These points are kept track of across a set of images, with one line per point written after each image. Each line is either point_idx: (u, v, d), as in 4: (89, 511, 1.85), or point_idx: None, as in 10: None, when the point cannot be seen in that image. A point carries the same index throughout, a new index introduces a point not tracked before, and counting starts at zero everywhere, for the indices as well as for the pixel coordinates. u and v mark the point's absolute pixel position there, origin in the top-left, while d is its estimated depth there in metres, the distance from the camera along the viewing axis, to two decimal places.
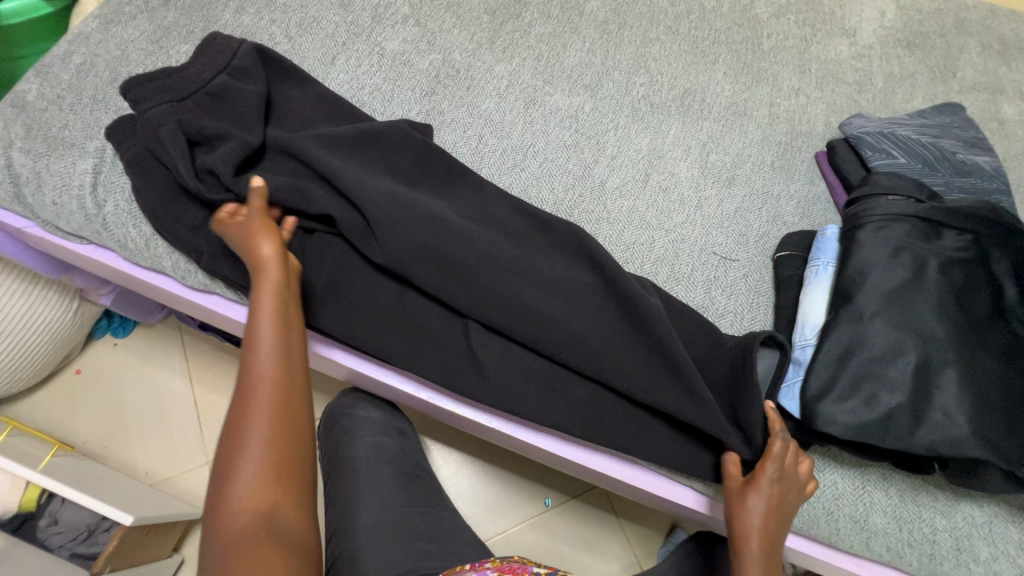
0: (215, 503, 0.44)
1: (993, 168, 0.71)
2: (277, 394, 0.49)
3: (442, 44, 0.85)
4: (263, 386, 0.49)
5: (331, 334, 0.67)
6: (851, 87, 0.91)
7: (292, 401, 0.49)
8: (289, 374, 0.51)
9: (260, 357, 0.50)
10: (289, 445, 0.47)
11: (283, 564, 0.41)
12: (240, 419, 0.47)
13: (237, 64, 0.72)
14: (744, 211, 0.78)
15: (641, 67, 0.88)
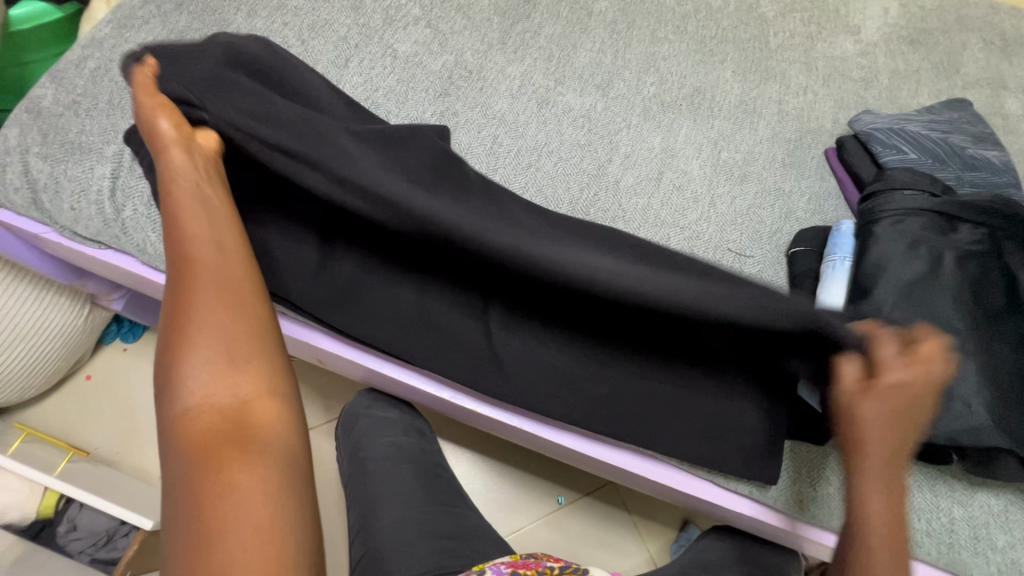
0: (169, 402, 0.43)
1: (1002, 162, 0.72)
2: (217, 282, 0.47)
3: (454, 45, 0.86)
4: (201, 282, 0.47)
5: (353, 336, 0.68)
6: (857, 84, 0.92)
7: (237, 287, 0.48)
8: (227, 260, 0.49)
9: (191, 243, 0.49)
10: (241, 328, 0.47)
11: (248, 450, 0.42)
12: (180, 318, 0.46)
13: None
14: (757, 207, 0.78)
15: (651, 66, 0.89)
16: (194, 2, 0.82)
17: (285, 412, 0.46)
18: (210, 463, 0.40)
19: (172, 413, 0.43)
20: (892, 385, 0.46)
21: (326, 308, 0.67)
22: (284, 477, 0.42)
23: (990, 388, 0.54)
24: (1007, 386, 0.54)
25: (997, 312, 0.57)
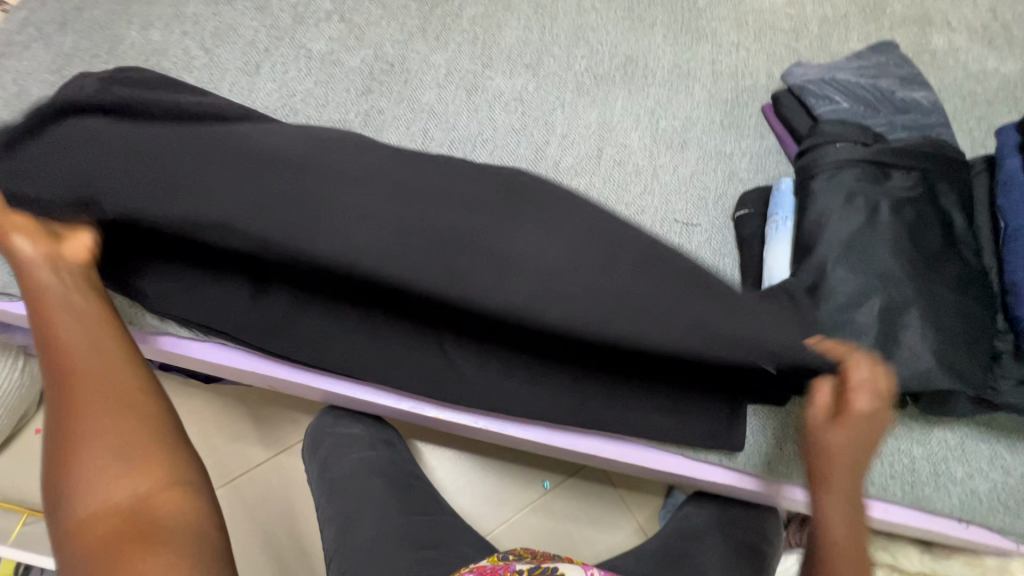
0: (61, 516, 0.40)
1: (931, 102, 0.72)
2: (94, 382, 0.45)
3: (372, 38, 0.81)
4: (77, 382, 0.45)
5: (297, 360, 0.65)
6: (789, 35, 0.91)
7: (117, 383, 0.46)
8: (105, 357, 0.47)
9: (67, 350, 0.47)
10: (130, 415, 0.44)
11: (153, 543, 0.39)
12: (63, 421, 0.44)
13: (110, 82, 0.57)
14: (700, 173, 0.77)
15: (581, 39, 0.86)
16: (79, 20, 0.75)
17: (189, 493, 0.43)
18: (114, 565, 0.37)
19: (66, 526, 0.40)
20: (834, 447, 0.51)
21: (264, 332, 0.63)
22: (204, 559, 0.40)
23: (936, 332, 0.54)
24: (952, 328, 0.54)
25: (937, 255, 0.57)
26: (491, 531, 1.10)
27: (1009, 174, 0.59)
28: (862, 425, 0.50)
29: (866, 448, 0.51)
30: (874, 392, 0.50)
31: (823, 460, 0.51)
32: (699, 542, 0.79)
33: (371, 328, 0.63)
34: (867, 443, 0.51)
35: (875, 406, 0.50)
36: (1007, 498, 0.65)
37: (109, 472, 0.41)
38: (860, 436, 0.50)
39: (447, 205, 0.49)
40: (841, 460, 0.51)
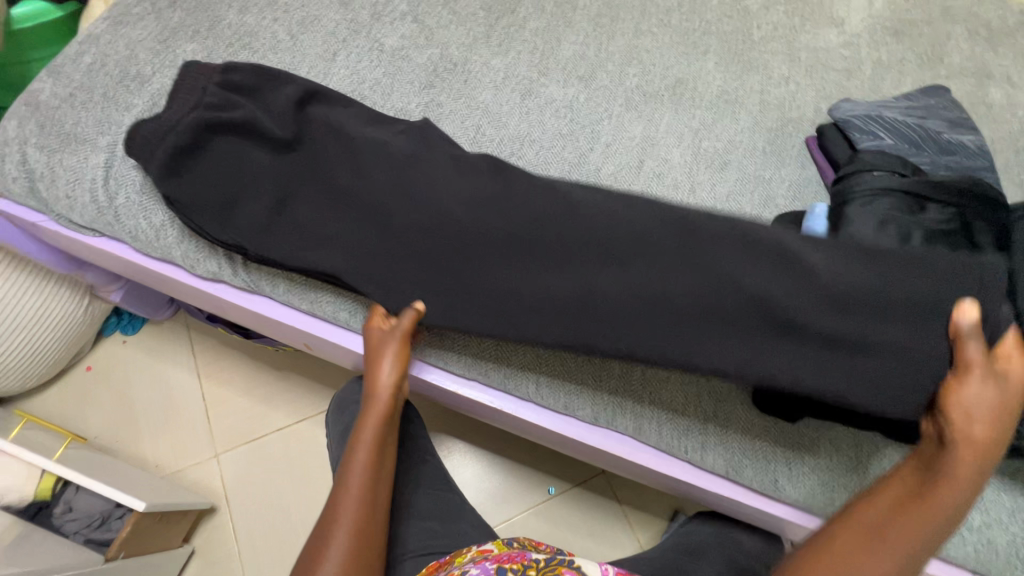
0: None
1: (977, 146, 0.73)
2: (358, 526, 0.57)
3: (440, 39, 0.88)
4: (347, 518, 0.58)
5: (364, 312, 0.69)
6: (840, 74, 0.93)
7: (371, 529, 0.59)
8: (372, 509, 0.60)
9: (353, 490, 0.59)
10: (362, 566, 0.56)
11: None
12: (324, 537, 0.57)
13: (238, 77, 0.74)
14: (736, 194, 0.79)
15: (634, 58, 0.90)
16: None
17: None
18: None
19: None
20: (971, 397, 0.49)
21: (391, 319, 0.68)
22: None
23: None
24: None
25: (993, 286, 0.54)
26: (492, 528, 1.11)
27: None
28: (1006, 401, 0.49)
29: (1006, 415, 0.49)
30: (998, 389, 0.49)
31: (959, 411, 0.49)
32: (697, 559, 0.79)
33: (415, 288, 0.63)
34: (1012, 417, 0.49)
35: (999, 384, 0.49)
36: None
37: None
38: (1002, 406, 0.49)
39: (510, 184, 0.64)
40: (982, 436, 0.48)
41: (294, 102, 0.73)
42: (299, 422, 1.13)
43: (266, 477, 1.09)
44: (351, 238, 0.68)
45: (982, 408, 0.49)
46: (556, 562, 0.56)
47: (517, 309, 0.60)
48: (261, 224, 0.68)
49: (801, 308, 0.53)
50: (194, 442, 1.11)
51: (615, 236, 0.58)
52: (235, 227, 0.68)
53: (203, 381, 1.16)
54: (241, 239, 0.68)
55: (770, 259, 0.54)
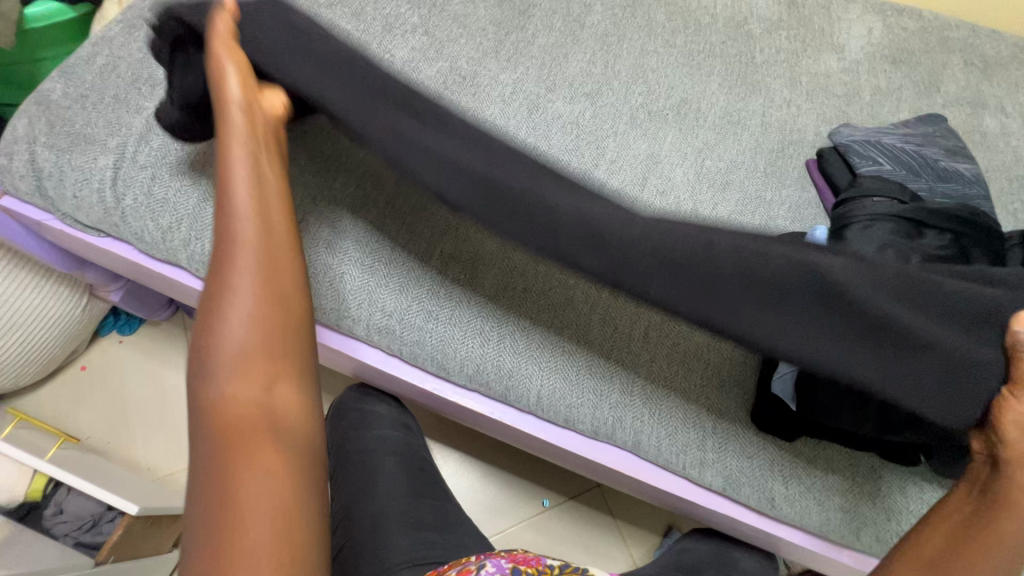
0: (201, 399, 0.45)
1: (972, 175, 0.74)
2: (259, 257, 0.47)
3: (449, 53, 0.89)
4: (240, 250, 0.47)
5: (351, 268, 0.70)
6: (841, 99, 0.95)
7: (286, 303, 0.48)
8: (269, 238, 0.48)
9: (231, 215, 0.48)
10: (287, 303, 0.48)
11: (281, 457, 0.44)
12: (218, 288, 0.46)
13: None
14: (738, 214, 0.81)
15: (639, 77, 0.92)
16: None
17: (299, 452, 0.46)
18: (235, 454, 0.43)
19: (200, 412, 0.45)
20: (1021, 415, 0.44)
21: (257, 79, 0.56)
22: (301, 476, 0.45)
23: None
24: None
25: None
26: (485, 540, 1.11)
27: None
28: None
29: None
30: None
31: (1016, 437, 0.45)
32: None
33: None
34: None
35: None
36: None
37: (252, 374, 0.45)
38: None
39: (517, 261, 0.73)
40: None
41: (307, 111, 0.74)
42: None
43: None
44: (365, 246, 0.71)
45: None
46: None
47: None
48: None
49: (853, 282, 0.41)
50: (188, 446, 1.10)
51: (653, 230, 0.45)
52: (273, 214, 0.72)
53: None
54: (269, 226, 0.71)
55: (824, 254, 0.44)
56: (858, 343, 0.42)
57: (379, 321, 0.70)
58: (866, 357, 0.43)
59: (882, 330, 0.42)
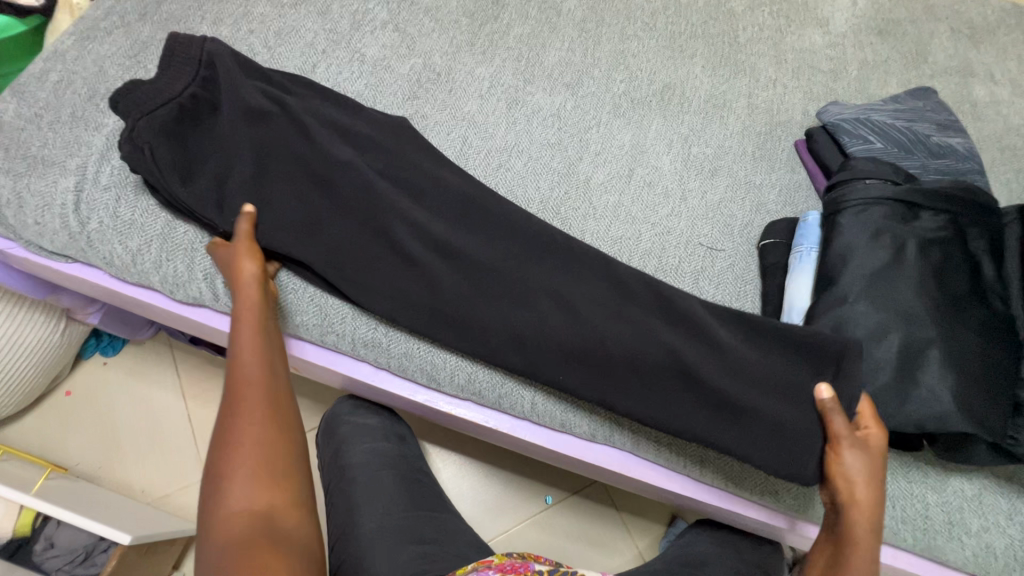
0: (206, 512, 0.48)
1: (966, 149, 0.72)
2: (262, 394, 0.54)
3: (422, 48, 0.85)
4: (249, 389, 0.54)
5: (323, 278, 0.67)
6: (827, 75, 0.93)
7: (281, 415, 0.54)
8: (273, 375, 0.57)
9: (243, 366, 0.56)
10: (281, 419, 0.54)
11: (282, 558, 0.46)
12: (229, 425, 0.52)
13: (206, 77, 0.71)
14: (728, 201, 0.79)
15: (620, 64, 0.89)
16: (158, 12, 0.81)
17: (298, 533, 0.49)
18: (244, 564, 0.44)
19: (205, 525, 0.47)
20: (848, 466, 0.54)
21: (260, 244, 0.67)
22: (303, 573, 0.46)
23: (956, 375, 0.54)
24: (975, 372, 0.54)
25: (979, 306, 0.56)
26: (490, 540, 1.10)
27: None
28: (876, 451, 0.54)
29: (875, 472, 0.54)
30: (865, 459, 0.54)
31: (844, 483, 0.54)
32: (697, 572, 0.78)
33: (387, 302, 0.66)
34: (885, 470, 0.53)
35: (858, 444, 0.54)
36: None
37: (258, 483, 0.49)
38: (871, 468, 0.54)
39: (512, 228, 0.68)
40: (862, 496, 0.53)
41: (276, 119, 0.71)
42: None
43: None
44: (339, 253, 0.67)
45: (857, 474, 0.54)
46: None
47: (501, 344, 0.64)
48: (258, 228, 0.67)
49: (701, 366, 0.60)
50: (181, 466, 1.08)
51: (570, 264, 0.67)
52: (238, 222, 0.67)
53: (188, 402, 1.13)
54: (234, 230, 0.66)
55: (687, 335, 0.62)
56: (714, 411, 0.60)
57: (365, 335, 0.68)
58: (725, 428, 0.59)
59: (724, 407, 0.59)
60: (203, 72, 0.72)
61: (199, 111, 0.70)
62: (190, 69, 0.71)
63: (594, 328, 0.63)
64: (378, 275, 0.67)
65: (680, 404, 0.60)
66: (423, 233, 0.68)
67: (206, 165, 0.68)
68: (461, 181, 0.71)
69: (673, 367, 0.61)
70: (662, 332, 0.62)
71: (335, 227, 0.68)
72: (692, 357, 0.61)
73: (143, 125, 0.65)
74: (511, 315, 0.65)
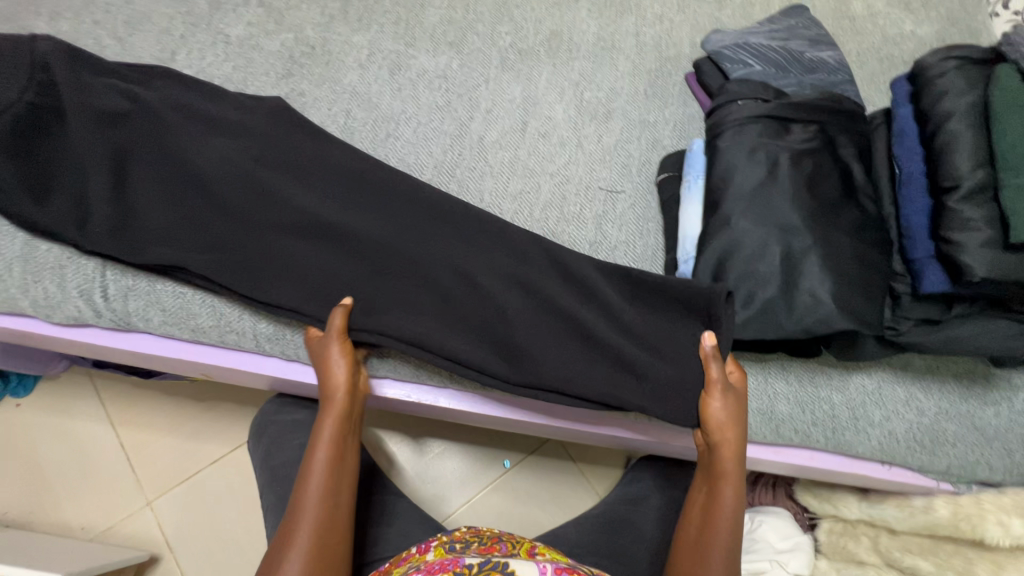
0: None
1: (837, 61, 0.74)
2: (320, 530, 0.56)
3: (292, 22, 0.80)
4: (308, 519, 0.57)
5: (206, 280, 0.63)
6: (712, 5, 0.93)
7: (328, 556, 0.56)
8: (335, 510, 0.59)
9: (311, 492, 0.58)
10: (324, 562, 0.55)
11: None
12: (282, 553, 0.55)
13: (43, 77, 0.64)
14: (624, 142, 0.78)
15: (504, 16, 0.86)
16: None
17: None
18: None
19: None
20: (721, 413, 0.60)
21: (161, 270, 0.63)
22: None
23: (835, 277, 0.56)
24: (853, 272, 0.57)
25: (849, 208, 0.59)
26: (454, 513, 1.11)
27: (902, 123, 0.60)
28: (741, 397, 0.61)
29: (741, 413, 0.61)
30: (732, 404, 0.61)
31: (715, 427, 0.61)
32: (641, 506, 0.81)
33: (283, 293, 0.63)
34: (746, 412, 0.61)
35: (727, 391, 0.61)
36: (922, 436, 0.68)
37: None
38: (738, 411, 0.61)
39: (403, 203, 0.68)
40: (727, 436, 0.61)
41: (133, 118, 0.66)
42: (232, 450, 1.08)
43: (207, 515, 1.04)
44: (224, 250, 0.63)
45: (726, 417, 0.60)
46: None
47: (407, 316, 0.64)
48: (125, 233, 0.62)
49: (594, 325, 0.64)
50: (120, 496, 1.04)
51: (464, 233, 0.67)
52: (104, 229, 0.61)
53: (118, 429, 1.08)
54: (100, 237, 0.61)
55: (578, 295, 0.66)
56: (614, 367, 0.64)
57: (265, 329, 0.65)
58: (630, 388, 0.62)
59: (619, 363, 0.64)
60: (38, 75, 0.63)
61: (42, 119, 0.62)
62: (24, 75, 0.63)
63: (493, 295, 0.65)
64: (270, 266, 0.64)
65: (579, 363, 0.64)
66: (311, 218, 0.66)
67: (60, 180, 0.62)
68: (347, 159, 0.69)
69: (573, 330, 0.65)
70: (560, 296, 0.65)
71: (215, 222, 0.64)
72: (586, 316, 0.65)
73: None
74: (411, 290, 0.65)
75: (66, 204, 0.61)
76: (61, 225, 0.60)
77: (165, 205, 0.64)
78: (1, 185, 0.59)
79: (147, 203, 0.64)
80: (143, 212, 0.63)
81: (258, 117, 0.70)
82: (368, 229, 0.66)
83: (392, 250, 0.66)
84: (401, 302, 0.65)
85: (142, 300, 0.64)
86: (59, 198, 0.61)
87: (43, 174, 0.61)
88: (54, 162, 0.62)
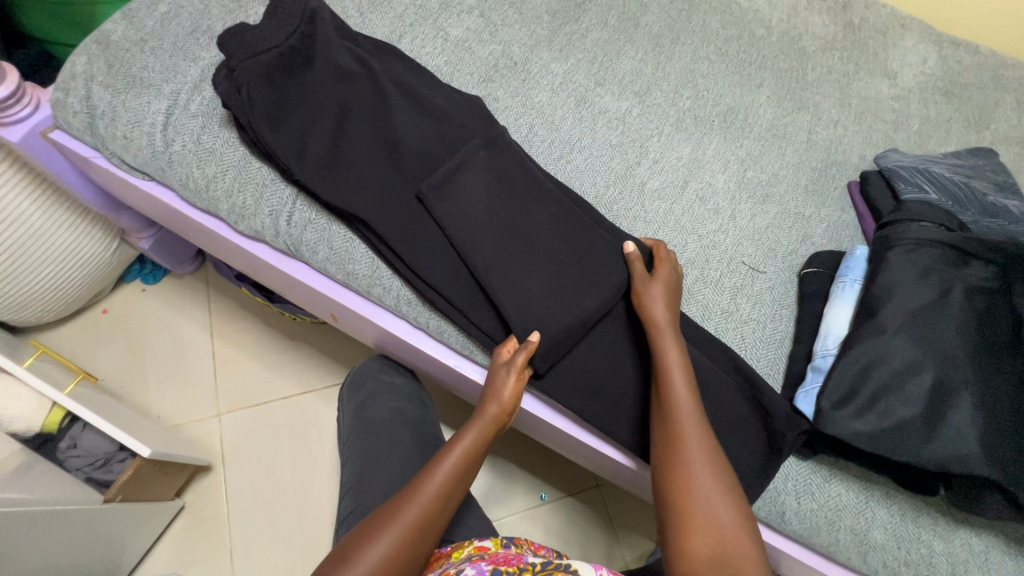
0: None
1: (1019, 213, 0.74)
2: (424, 515, 0.56)
3: (503, 37, 0.89)
4: (417, 506, 0.56)
5: (377, 235, 0.69)
6: (888, 125, 0.94)
7: (421, 541, 0.55)
8: (443, 506, 0.58)
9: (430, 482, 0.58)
10: (417, 551, 0.55)
11: None
12: (382, 522, 0.55)
13: (305, 29, 0.74)
14: (776, 227, 0.80)
15: (689, 81, 0.91)
16: None
17: None
18: None
19: None
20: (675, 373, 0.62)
21: (340, 213, 0.70)
22: None
23: (984, 418, 0.56)
24: (1002, 421, 0.56)
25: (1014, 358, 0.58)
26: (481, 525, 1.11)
27: None
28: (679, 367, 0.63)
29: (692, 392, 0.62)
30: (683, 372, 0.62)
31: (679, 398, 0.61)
32: None
33: (437, 269, 0.69)
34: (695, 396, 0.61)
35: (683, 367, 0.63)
36: None
37: None
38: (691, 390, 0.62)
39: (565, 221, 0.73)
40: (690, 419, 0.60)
41: (361, 81, 0.75)
42: (303, 393, 1.14)
43: (263, 444, 1.09)
44: (400, 213, 0.70)
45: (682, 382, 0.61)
46: (550, 566, 0.52)
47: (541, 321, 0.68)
48: (328, 174, 0.70)
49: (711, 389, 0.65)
50: (198, 399, 1.11)
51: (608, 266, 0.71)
52: (315, 166, 0.69)
53: (214, 339, 1.17)
54: (309, 171, 0.69)
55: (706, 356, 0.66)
56: None
57: (409, 294, 0.71)
58: None
59: None
60: (302, 26, 0.74)
61: (294, 62, 0.72)
62: (292, 21, 0.72)
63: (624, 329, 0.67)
64: (435, 239, 0.70)
65: None
66: (479, 211, 0.71)
67: (291, 114, 0.70)
68: (524, 166, 0.75)
69: None
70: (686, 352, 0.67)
71: (399, 188, 0.71)
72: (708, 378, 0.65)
73: (246, 66, 0.68)
74: (551, 300, 0.69)
75: (290, 136, 0.69)
76: (282, 152, 0.68)
77: (366, 160, 0.72)
78: (248, 104, 0.68)
79: (352, 154, 0.72)
80: (347, 162, 0.71)
81: (460, 110, 0.77)
82: (528, 236, 0.72)
83: (545, 259, 0.71)
84: (540, 308, 0.68)
85: (316, 235, 0.71)
86: (285, 128, 0.69)
87: (279, 105, 0.70)
88: (290, 97, 0.71)
